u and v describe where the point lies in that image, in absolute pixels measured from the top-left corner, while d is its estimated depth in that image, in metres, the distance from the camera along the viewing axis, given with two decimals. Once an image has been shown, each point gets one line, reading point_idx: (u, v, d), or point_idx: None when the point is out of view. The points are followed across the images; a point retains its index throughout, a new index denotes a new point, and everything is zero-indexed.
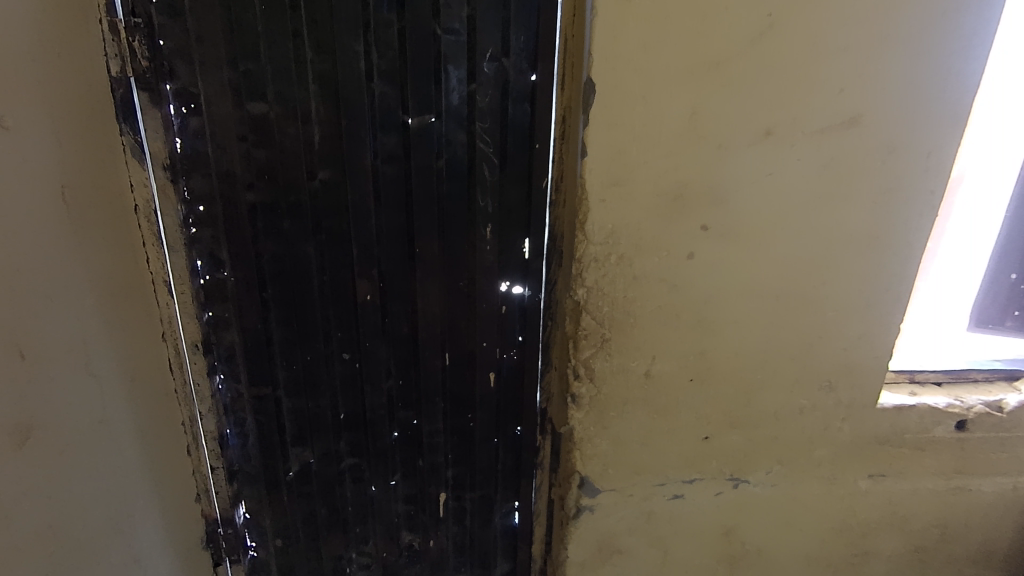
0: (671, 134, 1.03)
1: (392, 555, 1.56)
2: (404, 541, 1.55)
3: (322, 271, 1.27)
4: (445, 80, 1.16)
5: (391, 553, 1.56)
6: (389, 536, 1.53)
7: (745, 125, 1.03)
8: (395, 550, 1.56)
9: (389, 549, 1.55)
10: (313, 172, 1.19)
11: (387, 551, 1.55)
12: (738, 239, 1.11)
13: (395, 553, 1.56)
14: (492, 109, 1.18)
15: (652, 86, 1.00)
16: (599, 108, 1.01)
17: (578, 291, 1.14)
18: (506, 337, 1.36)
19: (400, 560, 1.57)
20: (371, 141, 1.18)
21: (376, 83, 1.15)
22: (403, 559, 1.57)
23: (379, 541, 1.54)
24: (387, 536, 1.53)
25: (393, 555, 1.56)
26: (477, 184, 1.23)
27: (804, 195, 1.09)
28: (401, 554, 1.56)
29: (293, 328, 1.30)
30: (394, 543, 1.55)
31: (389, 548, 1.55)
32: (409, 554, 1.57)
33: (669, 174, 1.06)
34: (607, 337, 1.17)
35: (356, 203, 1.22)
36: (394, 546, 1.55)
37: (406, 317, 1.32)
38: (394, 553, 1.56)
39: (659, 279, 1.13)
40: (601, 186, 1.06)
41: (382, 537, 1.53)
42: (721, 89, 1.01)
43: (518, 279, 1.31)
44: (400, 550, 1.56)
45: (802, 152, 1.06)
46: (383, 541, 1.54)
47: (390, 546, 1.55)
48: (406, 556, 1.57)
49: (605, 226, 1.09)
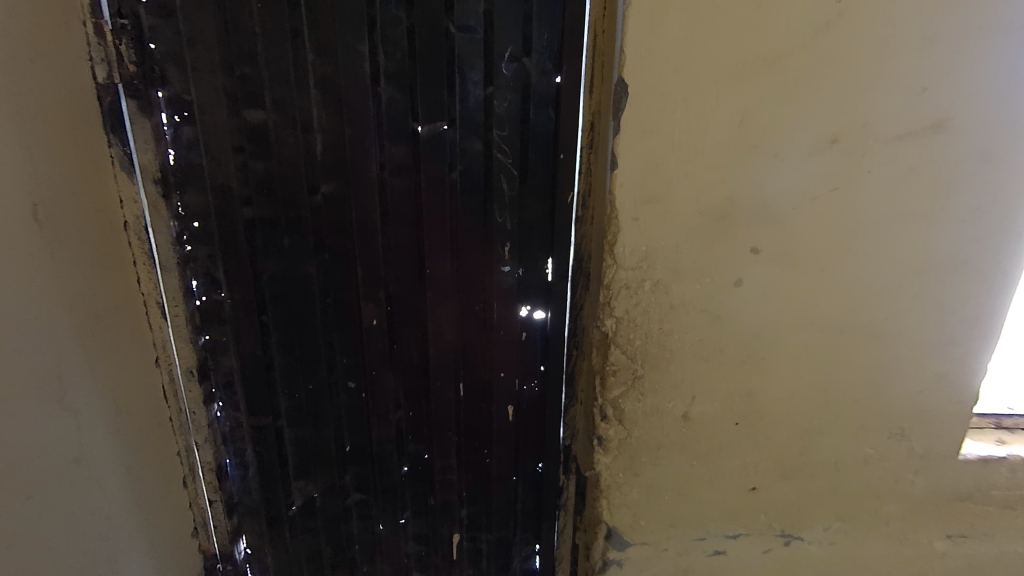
0: (716, 142, 0.88)
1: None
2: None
3: (324, 293, 1.16)
4: (458, 83, 1.04)
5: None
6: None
7: (806, 132, 0.88)
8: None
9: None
10: (315, 185, 1.09)
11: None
12: (795, 264, 0.96)
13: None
14: (511, 116, 1.06)
15: (695, 86, 0.85)
16: (632, 113, 0.87)
17: (606, 322, 1.00)
18: (526, 366, 1.23)
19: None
20: (377, 151, 1.07)
21: (382, 88, 1.04)
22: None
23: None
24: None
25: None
26: (494, 199, 1.11)
27: (876, 213, 0.93)
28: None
29: (295, 354, 1.20)
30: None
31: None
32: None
33: (713, 190, 0.91)
34: (639, 375, 1.03)
35: (361, 219, 1.11)
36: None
37: (415, 343, 1.20)
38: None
39: (700, 310, 0.98)
40: (633, 202, 0.92)
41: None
42: (776, 89, 0.85)
43: (539, 303, 1.18)
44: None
45: (873, 164, 0.90)
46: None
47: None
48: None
49: (638, 249, 0.94)
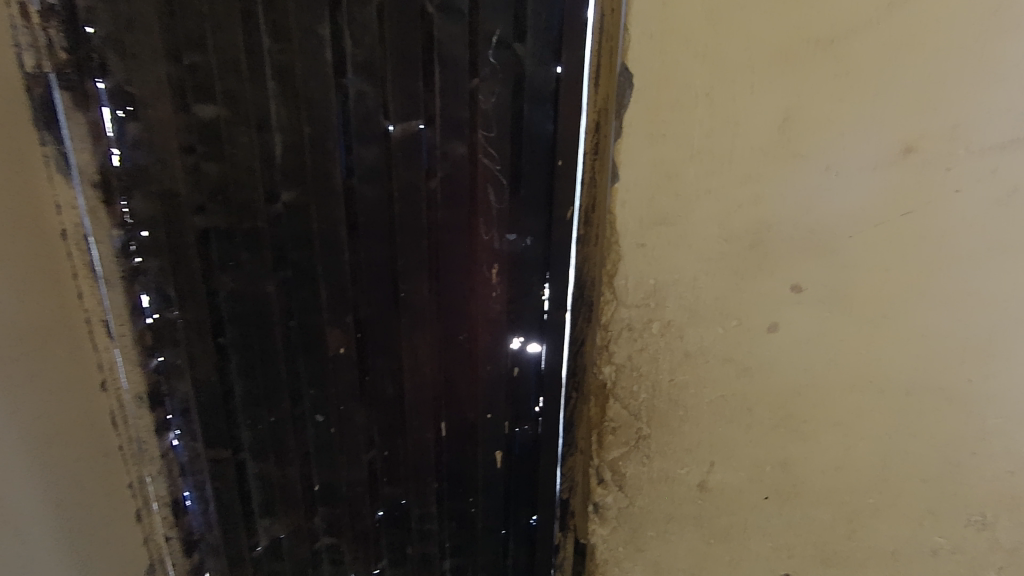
0: (748, 150, 0.68)
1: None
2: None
3: (287, 316, 1.02)
4: (436, 76, 0.87)
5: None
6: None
7: (869, 139, 0.67)
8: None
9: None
10: (274, 192, 0.94)
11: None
12: (848, 307, 0.75)
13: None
14: (500, 114, 0.88)
15: (722, 75, 0.66)
16: (639, 109, 0.68)
17: (603, 369, 0.81)
18: (519, 407, 1.06)
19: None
20: (343, 155, 0.92)
21: (350, 79, 0.88)
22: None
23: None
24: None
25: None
26: (480, 212, 0.94)
27: (962, 245, 0.71)
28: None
29: (255, 381, 1.06)
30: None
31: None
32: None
33: (743, 210, 0.71)
34: (645, 434, 0.83)
35: (325, 233, 0.96)
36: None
37: (390, 375, 1.04)
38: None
39: (722, 359, 0.78)
40: (639, 224, 0.73)
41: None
42: (833, 81, 0.65)
43: (533, 334, 1.01)
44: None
45: (961, 181, 0.68)
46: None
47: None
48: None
49: (644, 282, 0.75)
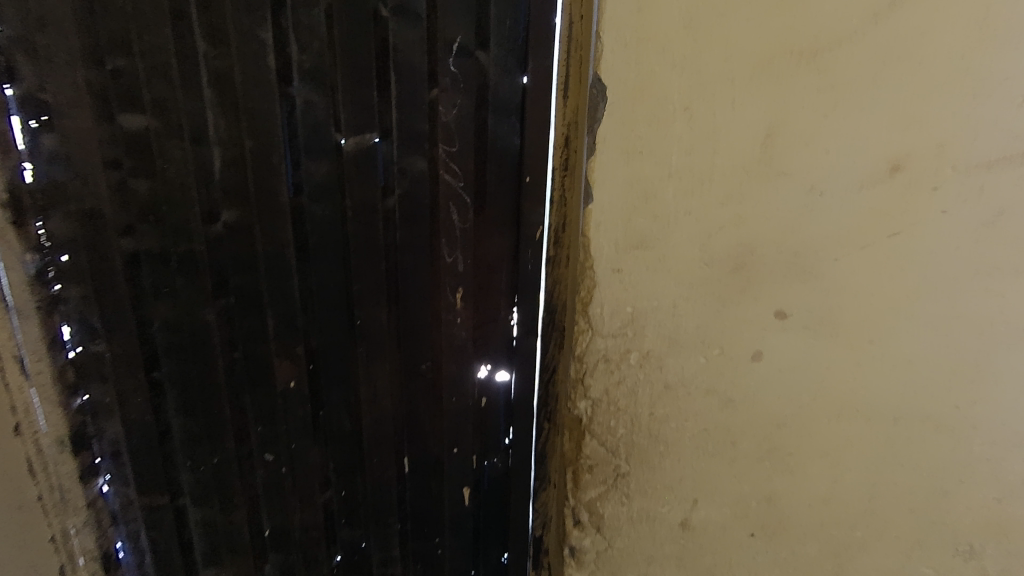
0: (729, 169, 0.63)
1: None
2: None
3: (230, 347, 0.92)
4: (392, 85, 0.80)
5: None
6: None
7: (856, 156, 0.63)
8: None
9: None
10: (213, 211, 0.85)
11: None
12: (836, 334, 0.70)
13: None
14: (462, 127, 0.82)
15: (701, 88, 0.61)
16: (614, 124, 0.63)
17: (579, 404, 0.76)
18: (488, 440, 0.99)
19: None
20: (291, 171, 0.83)
21: (297, 87, 0.80)
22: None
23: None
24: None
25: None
26: (441, 233, 0.87)
27: (951, 269, 0.66)
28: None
29: (195, 419, 0.96)
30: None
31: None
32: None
33: (723, 232, 0.66)
34: (623, 472, 0.78)
35: (270, 256, 0.87)
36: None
37: (345, 410, 0.96)
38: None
39: (704, 391, 0.73)
40: (615, 249, 0.67)
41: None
42: (817, 95, 0.60)
43: (501, 362, 0.94)
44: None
45: (949, 202, 0.64)
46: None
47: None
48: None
49: (621, 311, 0.70)
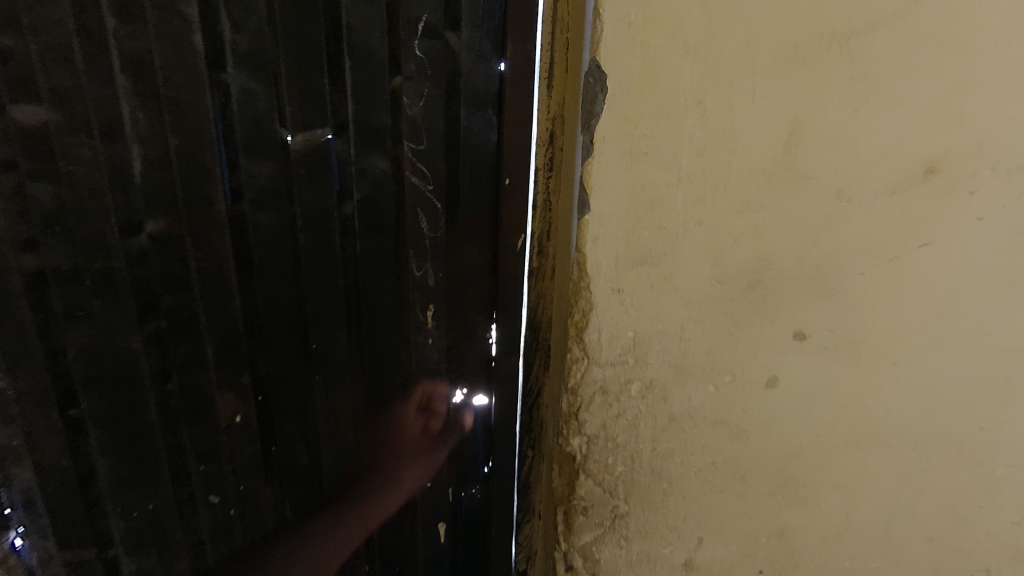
0: (747, 172, 0.54)
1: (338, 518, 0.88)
2: (405, 473, 0.87)
3: (163, 378, 0.76)
4: (347, 71, 0.67)
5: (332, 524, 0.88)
6: (347, 500, 0.88)
7: (887, 158, 0.54)
8: (345, 527, 0.89)
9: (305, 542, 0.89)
10: (134, 223, 0.70)
11: (337, 510, 0.88)
12: (858, 356, 0.62)
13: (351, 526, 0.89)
14: (431, 122, 0.71)
15: (716, 78, 0.51)
16: (615, 121, 0.53)
17: (571, 441, 0.67)
18: (466, 470, 0.89)
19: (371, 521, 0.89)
20: (226, 175, 0.70)
21: (231, 74, 0.66)
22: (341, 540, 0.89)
23: (297, 525, 0.88)
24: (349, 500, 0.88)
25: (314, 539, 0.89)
26: (409, 242, 0.75)
27: (981, 283, 0.59)
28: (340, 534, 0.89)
29: (121, 462, 0.78)
30: (347, 514, 0.89)
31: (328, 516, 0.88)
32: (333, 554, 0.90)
33: (738, 246, 0.57)
34: (622, 512, 0.69)
35: (206, 273, 0.73)
36: (346, 515, 0.88)
37: (301, 444, 0.84)
38: (369, 506, 0.88)
39: (714, 422, 0.65)
40: (616, 266, 0.58)
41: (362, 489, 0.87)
42: (849, 87, 0.52)
43: (479, 386, 0.84)
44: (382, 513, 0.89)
45: (985, 208, 0.56)
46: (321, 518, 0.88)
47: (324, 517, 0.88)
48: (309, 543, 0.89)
49: (621, 336, 0.61)
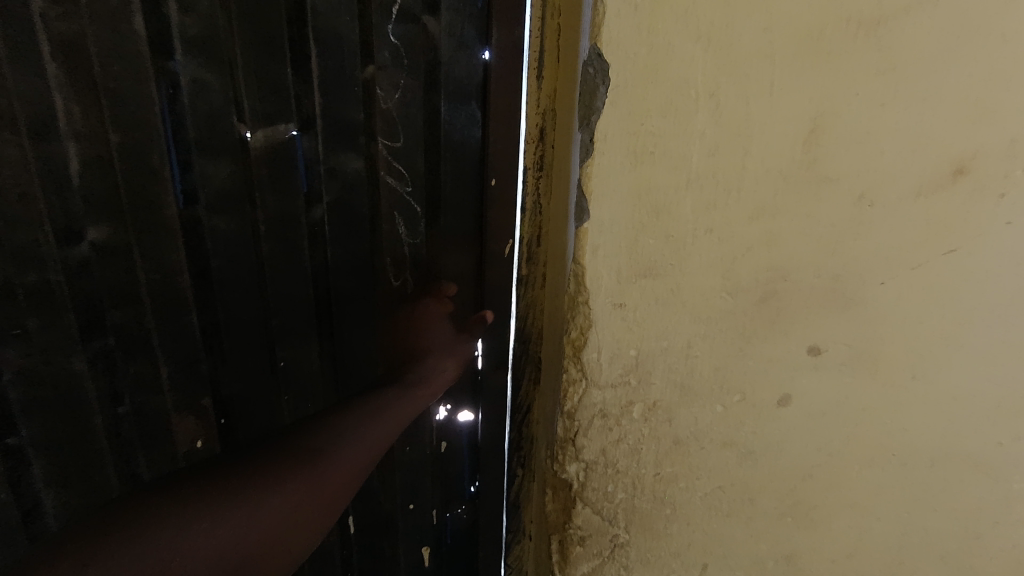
0: (762, 175, 0.49)
1: (253, 490, 0.60)
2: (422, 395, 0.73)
3: (114, 402, 0.66)
4: (313, 60, 0.60)
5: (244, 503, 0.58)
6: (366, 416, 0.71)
7: (915, 158, 0.49)
8: (253, 511, 0.59)
9: (176, 537, 0.54)
10: (73, 229, 0.59)
11: (257, 479, 0.61)
12: (876, 371, 0.58)
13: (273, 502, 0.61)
14: (408, 115, 0.64)
15: (731, 69, 0.45)
16: (618, 117, 0.47)
17: (568, 468, 0.61)
18: (451, 490, 0.83)
19: (319, 489, 0.65)
20: (178, 178, 0.61)
21: (180, 62, 0.58)
22: (225, 530, 0.56)
23: (218, 496, 0.58)
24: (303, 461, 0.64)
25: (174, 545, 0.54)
26: (386, 249, 0.69)
27: (1007, 292, 0.55)
28: (244, 509, 0.58)
29: (62, 500, 0.67)
30: (365, 433, 0.70)
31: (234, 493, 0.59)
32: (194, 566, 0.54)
33: (752, 256, 0.52)
34: (622, 542, 0.64)
35: (157, 285, 0.64)
36: (277, 485, 0.61)
37: (282, 373, 0.73)
38: (329, 467, 0.66)
39: (721, 444, 0.60)
40: (618, 280, 0.52)
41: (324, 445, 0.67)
42: (875, 79, 0.46)
43: (464, 401, 0.78)
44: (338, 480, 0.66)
45: (1015, 212, 0.51)
46: (240, 488, 0.59)
47: (220, 493, 0.58)
48: (171, 540, 0.54)
49: (622, 355, 0.55)
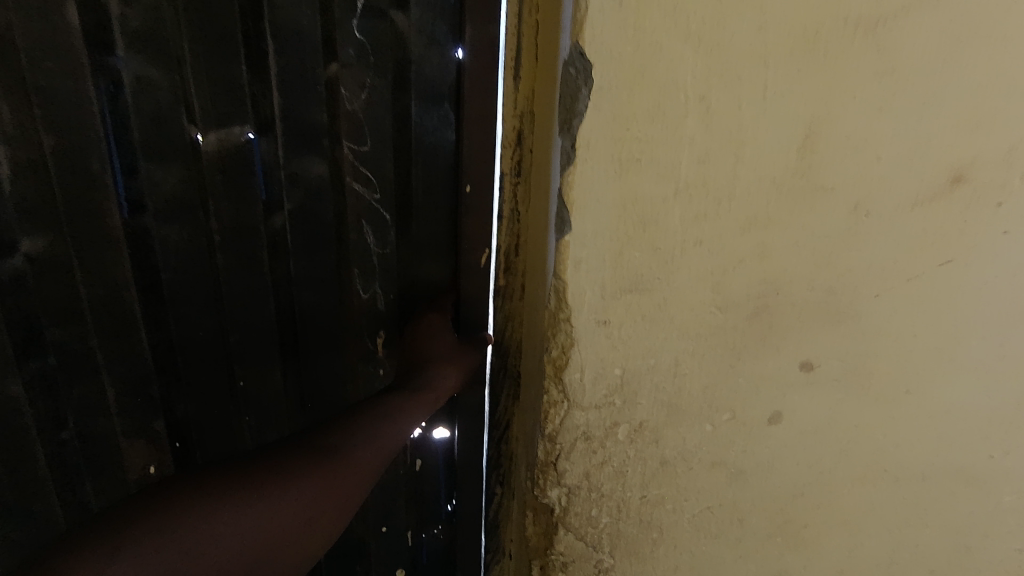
0: (754, 183, 0.46)
1: (279, 479, 0.45)
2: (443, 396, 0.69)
3: (57, 426, 0.63)
4: (271, 56, 0.55)
5: (266, 495, 0.44)
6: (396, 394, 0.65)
7: (913, 165, 0.47)
8: (279, 499, 0.44)
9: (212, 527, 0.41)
10: (4, 240, 0.54)
11: (267, 475, 0.45)
12: (868, 387, 0.55)
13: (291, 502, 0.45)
14: (377, 116, 0.59)
15: (723, 71, 0.42)
16: (603, 122, 0.44)
17: (549, 493, 0.58)
18: (427, 509, 0.80)
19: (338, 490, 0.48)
20: (121, 188, 0.56)
21: (121, 58, 0.52)
22: (250, 523, 0.43)
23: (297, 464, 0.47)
24: (322, 451, 0.49)
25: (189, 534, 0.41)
26: (354, 260, 0.65)
27: (1003, 304, 0.53)
28: (257, 508, 0.43)
29: (1, 522, 0.65)
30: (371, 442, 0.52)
31: (259, 482, 0.44)
32: (213, 564, 0.41)
33: (743, 269, 0.49)
34: (606, 567, 0.62)
35: (100, 302, 0.60)
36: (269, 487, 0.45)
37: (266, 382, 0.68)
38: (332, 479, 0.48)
39: (710, 464, 0.57)
40: (602, 297, 0.49)
41: (338, 437, 0.50)
42: (874, 83, 0.44)
43: (440, 418, 0.74)
44: (358, 489, 0.49)
45: (1012, 221, 0.49)
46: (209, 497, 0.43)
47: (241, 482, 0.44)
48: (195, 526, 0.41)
49: (605, 375, 0.52)
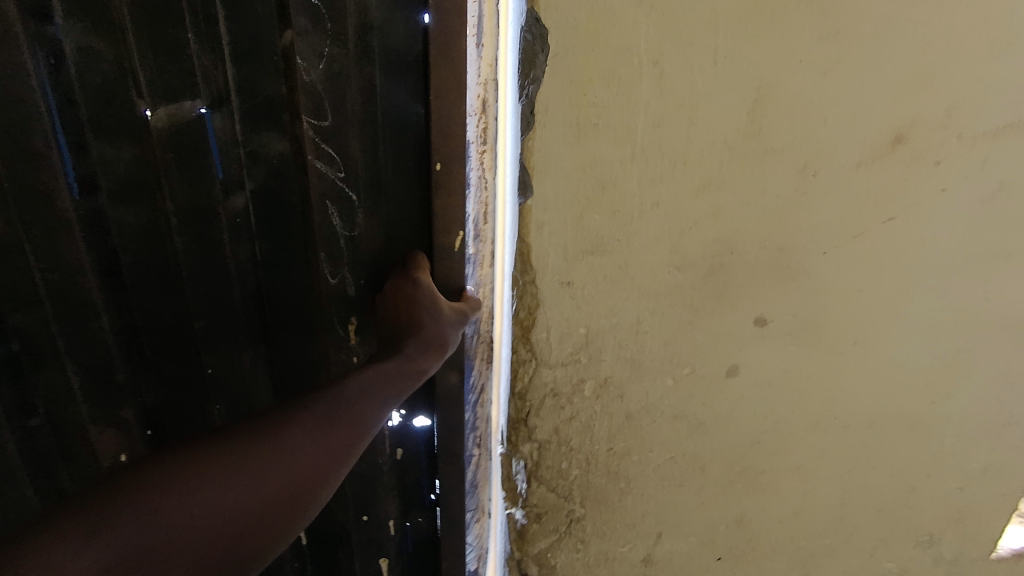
0: (708, 147, 0.48)
1: (261, 454, 0.43)
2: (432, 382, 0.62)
3: (26, 413, 0.66)
4: (222, 25, 0.55)
5: (245, 483, 0.42)
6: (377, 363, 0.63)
7: (857, 127, 0.49)
8: (261, 475, 0.43)
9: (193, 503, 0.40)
10: None
11: (245, 451, 0.43)
12: (820, 341, 0.59)
13: (274, 479, 0.43)
14: (336, 88, 0.55)
15: (675, 35, 0.44)
16: (560, 88, 0.45)
17: (521, 447, 0.63)
18: (409, 499, 0.79)
19: (323, 462, 0.45)
20: (66, 169, 0.57)
21: (60, 26, 0.52)
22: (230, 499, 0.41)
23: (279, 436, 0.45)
24: (302, 427, 0.46)
25: (171, 526, 0.39)
26: (319, 243, 0.62)
27: (940, 258, 0.56)
28: (238, 484, 0.42)
29: None
30: (358, 412, 0.48)
31: (240, 460, 0.43)
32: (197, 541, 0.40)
33: (699, 229, 0.51)
34: (578, 516, 0.66)
35: (55, 287, 0.61)
36: (249, 462, 0.43)
37: (233, 364, 0.70)
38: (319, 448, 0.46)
39: (672, 416, 0.60)
40: (565, 258, 0.52)
41: (320, 412, 0.47)
42: (819, 45, 0.46)
43: (420, 406, 0.70)
44: (344, 461, 0.47)
45: (949, 178, 0.52)
46: (192, 474, 0.41)
47: (222, 459, 0.42)
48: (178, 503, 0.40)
49: (570, 334, 0.55)
